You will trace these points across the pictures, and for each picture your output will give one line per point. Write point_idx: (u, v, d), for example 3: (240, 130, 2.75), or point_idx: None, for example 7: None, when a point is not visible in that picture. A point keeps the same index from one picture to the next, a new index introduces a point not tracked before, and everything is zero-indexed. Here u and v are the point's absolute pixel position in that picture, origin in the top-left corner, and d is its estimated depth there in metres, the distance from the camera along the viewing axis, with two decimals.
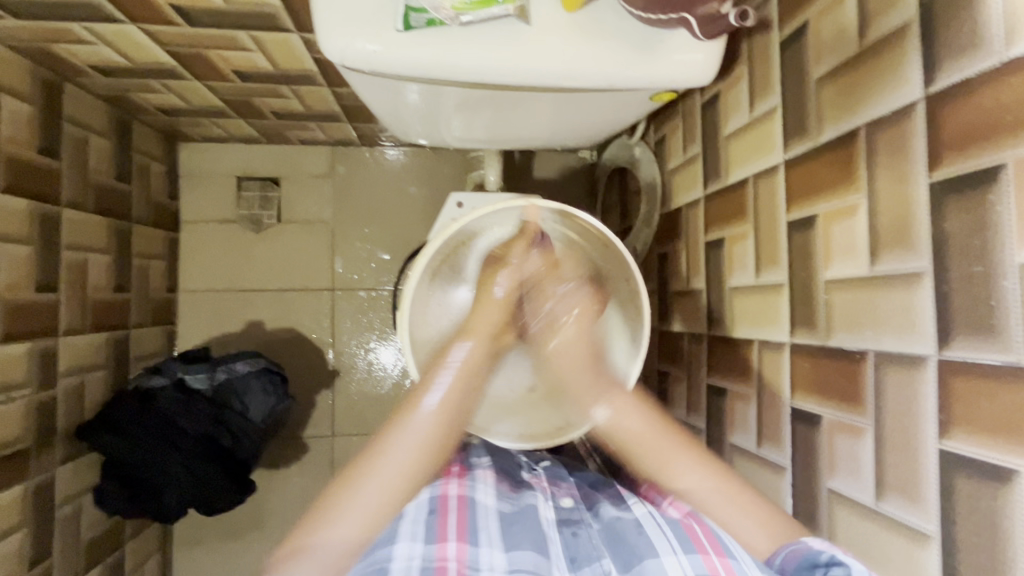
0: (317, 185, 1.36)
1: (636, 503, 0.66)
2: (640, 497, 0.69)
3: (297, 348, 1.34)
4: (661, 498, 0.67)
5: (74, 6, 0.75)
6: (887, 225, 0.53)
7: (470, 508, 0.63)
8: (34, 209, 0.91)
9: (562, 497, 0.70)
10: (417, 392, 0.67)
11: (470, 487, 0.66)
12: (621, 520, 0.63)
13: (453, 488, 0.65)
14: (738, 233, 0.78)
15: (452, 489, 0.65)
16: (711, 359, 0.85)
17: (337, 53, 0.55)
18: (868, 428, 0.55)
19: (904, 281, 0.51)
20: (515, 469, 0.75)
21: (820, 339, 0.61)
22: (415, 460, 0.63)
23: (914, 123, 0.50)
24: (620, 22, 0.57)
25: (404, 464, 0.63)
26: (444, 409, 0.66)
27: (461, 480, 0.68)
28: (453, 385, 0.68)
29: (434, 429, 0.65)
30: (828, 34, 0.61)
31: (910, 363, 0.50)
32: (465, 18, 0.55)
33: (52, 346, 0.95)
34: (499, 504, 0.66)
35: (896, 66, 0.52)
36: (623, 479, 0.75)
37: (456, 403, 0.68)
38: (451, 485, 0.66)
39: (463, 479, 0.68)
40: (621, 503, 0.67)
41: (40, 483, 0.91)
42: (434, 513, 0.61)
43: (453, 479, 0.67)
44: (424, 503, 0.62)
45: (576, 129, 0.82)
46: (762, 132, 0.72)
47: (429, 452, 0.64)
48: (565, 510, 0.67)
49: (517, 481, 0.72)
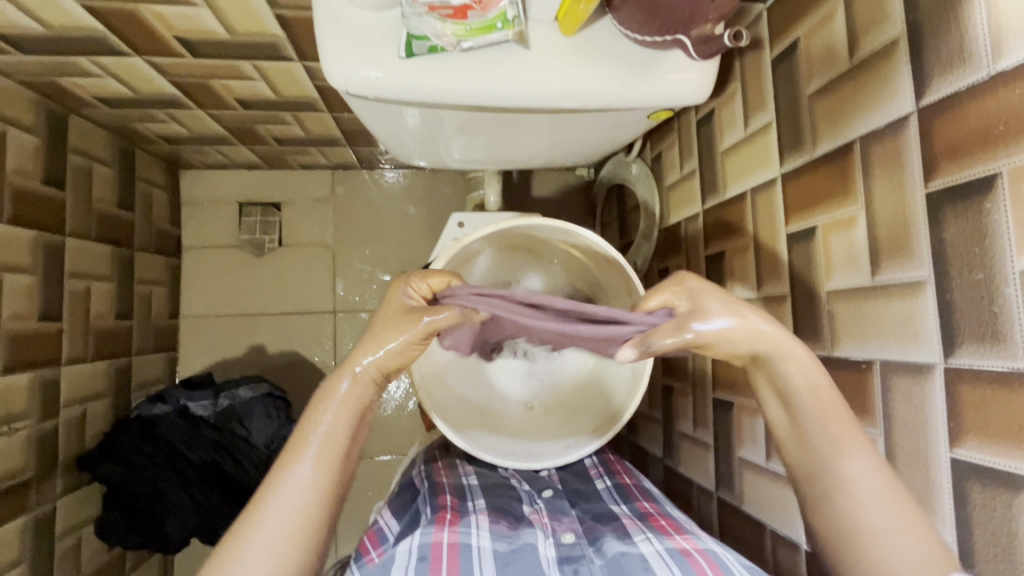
0: (318, 208, 1.37)
1: (643, 537, 0.63)
2: (651, 529, 0.66)
3: (300, 371, 1.34)
4: (674, 533, 0.64)
5: (81, 40, 0.76)
6: (886, 234, 0.53)
7: (462, 553, 0.60)
8: (38, 238, 0.92)
9: (563, 534, 0.68)
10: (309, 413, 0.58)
11: (463, 533, 0.63)
12: (628, 554, 0.60)
13: (446, 536, 0.62)
14: (738, 246, 0.79)
15: (445, 535, 0.62)
16: (716, 373, 0.85)
17: (341, 81, 0.56)
18: (878, 438, 0.55)
19: (907, 290, 0.51)
20: (516, 503, 0.74)
21: (826, 349, 0.61)
22: (301, 516, 0.53)
23: (907, 136, 0.51)
24: (616, 45, 0.59)
25: (289, 525, 0.53)
26: (326, 451, 0.56)
27: (454, 527, 0.64)
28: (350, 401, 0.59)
29: (320, 477, 0.55)
30: (818, 51, 0.62)
31: (916, 372, 0.50)
32: (467, 44, 0.55)
33: (54, 375, 0.95)
34: (494, 544, 0.63)
35: (886, 80, 0.53)
36: (627, 513, 0.72)
37: (342, 440, 0.58)
38: (443, 532, 0.62)
39: (456, 526, 0.64)
40: (626, 537, 0.64)
41: (41, 515, 0.90)
42: (425, 560, 0.58)
43: (446, 527, 0.63)
44: (413, 549, 0.59)
45: (574, 149, 0.84)
46: (758, 147, 0.73)
47: (317, 503, 0.54)
48: (566, 547, 0.66)
49: (517, 518, 0.70)
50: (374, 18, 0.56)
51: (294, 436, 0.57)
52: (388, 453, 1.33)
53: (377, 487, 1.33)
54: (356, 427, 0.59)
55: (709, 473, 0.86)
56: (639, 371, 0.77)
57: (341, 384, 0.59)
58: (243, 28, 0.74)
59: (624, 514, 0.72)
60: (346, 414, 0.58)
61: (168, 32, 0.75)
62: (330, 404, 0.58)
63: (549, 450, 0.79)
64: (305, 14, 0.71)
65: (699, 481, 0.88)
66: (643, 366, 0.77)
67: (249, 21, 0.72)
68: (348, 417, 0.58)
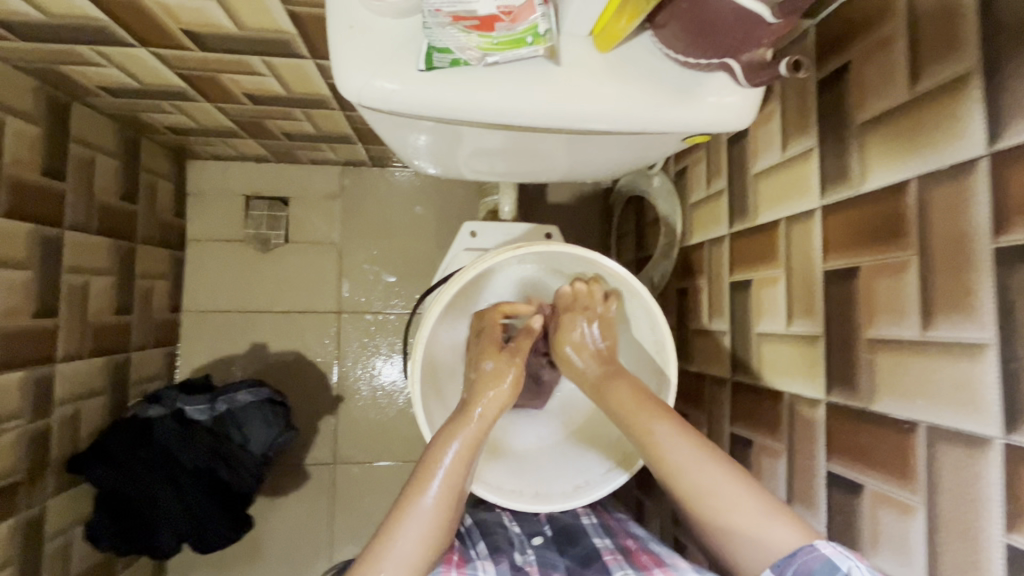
0: (326, 205, 1.33)
1: None
2: (631, 566, 0.65)
3: (301, 372, 1.30)
4: (653, 567, 0.64)
5: (83, 30, 0.72)
6: (943, 288, 0.49)
7: None
8: (35, 232, 0.89)
9: None
10: (436, 442, 0.63)
11: None
12: None
13: None
14: (767, 276, 0.74)
15: None
16: (734, 406, 0.81)
17: (354, 92, 0.52)
18: (919, 506, 0.50)
19: (964, 352, 0.47)
20: (506, 547, 0.70)
21: (862, 401, 0.57)
22: (424, 541, 0.58)
23: (975, 181, 0.46)
24: (655, 63, 0.54)
25: (415, 553, 0.57)
26: (448, 487, 0.61)
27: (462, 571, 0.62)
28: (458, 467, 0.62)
29: (439, 512, 0.59)
30: (873, 77, 0.57)
31: (970, 444, 0.46)
32: (492, 58, 0.51)
33: (48, 373, 0.92)
34: None
35: (953, 118, 0.48)
36: (609, 546, 0.71)
37: (462, 481, 0.62)
38: None
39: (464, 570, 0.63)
40: None
41: (30, 516, 0.88)
42: None
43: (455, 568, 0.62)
44: None
45: (596, 169, 0.78)
46: (796, 175, 0.69)
47: (438, 528, 0.59)
48: None
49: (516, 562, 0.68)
50: (393, 25, 0.51)
51: (426, 459, 0.62)
52: (389, 458, 1.31)
53: (375, 493, 1.31)
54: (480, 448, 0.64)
55: None
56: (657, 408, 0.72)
57: (447, 447, 0.62)
58: (253, 22, 0.70)
59: (607, 548, 0.70)
60: (458, 458, 0.62)
61: (174, 24, 0.71)
62: (446, 450, 0.62)
63: (558, 490, 0.74)
64: (319, 11, 0.66)
65: None
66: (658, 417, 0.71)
67: (259, 16, 0.68)
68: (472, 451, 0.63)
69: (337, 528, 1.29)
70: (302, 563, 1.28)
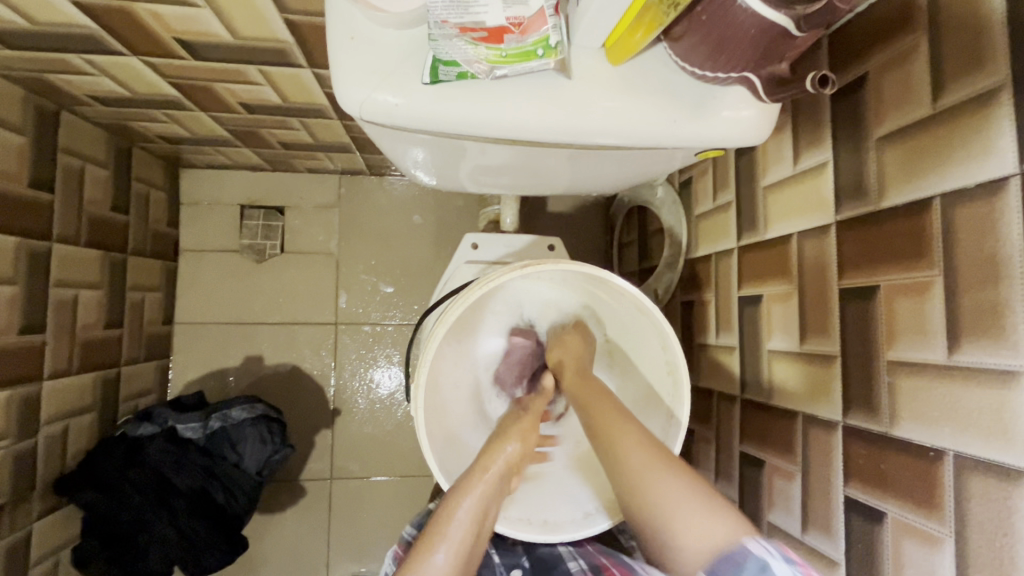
0: (323, 214, 1.31)
1: None
2: None
3: (297, 384, 1.27)
4: None
5: (72, 38, 0.70)
6: (970, 311, 0.47)
7: None
8: (21, 245, 0.86)
9: None
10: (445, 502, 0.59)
11: None
12: None
13: None
14: (779, 292, 0.72)
15: None
16: (744, 425, 0.79)
17: (355, 106, 0.50)
18: (946, 539, 0.48)
19: (994, 378, 0.45)
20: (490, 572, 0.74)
21: (883, 425, 0.55)
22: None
23: (1005, 201, 0.44)
24: (668, 76, 0.52)
25: None
26: (461, 551, 0.55)
27: None
28: (471, 522, 0.57)
29: (453, 573, 0.53)
30: (892, 91, 0.56)
31: (1002, 475, 0.44)
32: (501, 71, 0.48)
33: (34, 391, 0.88)
34: None
35: (982, 135, 0.46)
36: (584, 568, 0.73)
37: (475, 539, 0.57)
38: None
39: None
40: None
41: (14, 541, 0.84)
42: None
43: None
44: None
45: (602, 183, 0.76)
46: (809, 189, 0.67)
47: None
48: None
49: None
50: (396, 37, 0.49)
51: (435, 520, 0.57)
52: (386, 472, 1.28)
53: (373, 509, 1.28)
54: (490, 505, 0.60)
55: None
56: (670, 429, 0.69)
57: (458, 504, 0.58)
58: (249, 32, 0.68)
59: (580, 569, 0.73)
60: (470, 519, 0.57)
61: (167, 33, 0.68)
62: (458, 505, 0.58)
63: (562, 518, 0.72)
64: (317, 20, 0.64)
65: None
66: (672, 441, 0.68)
67: (256, 25, 0.66)
68: (482, 504, 0.59)
69: (333, 546, 1.26)
70: None
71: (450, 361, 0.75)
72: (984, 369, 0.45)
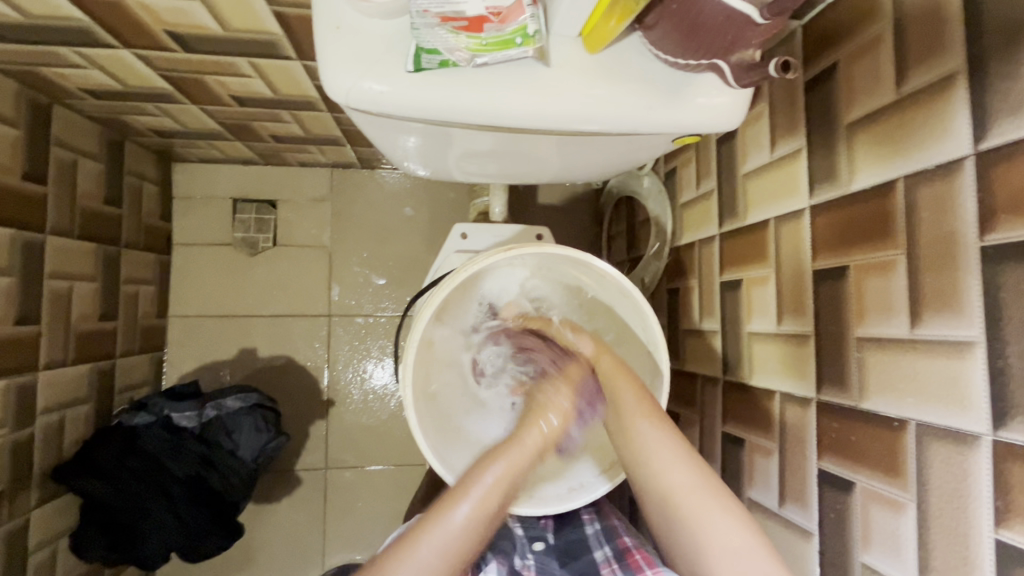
0: (315, 207, 1.32)
1: None
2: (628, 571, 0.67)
3: (291, 376, 1.29)
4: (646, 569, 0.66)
5: (63, 31, 0.71)
6: (930, 286, 0.49)
7: None
8: (16, 237, 0.87)
9: None
10: (475, 467, 0.66)
11: None
12: None
13: None
14: (757, 276, 0.74)
15: None
16: (726, 406, 0.81)
17: (342, 94, 0.51)
18: (909, 504, 0.51)
19: (952, 350, 0.47)
20: (508, 551, 0.75)
21: (853, 399, 0.58)
22: (448, 561, 0.60)
23: (961, 180, 0.47)
24: (644, 64, 0.54)
25: (438, 560, 0.60)
26: (482, 508, 0.63)
27: None
28: (491, 490, 0.64)
29: (468, 530, 0.62)
30: (859, 78, 0.58)
31: (959, 441, 0.46)
32: (482, 59, 0.51)
33: (31, 381, 0.90)
34: None
35: (940, 118, 0.49)
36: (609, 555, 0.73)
37: (493, 509, 0.64)
38: None
39: None
40: None
41: (13, 528, 0.86)
42: None
43: None
44: None
45: (586, 171, 0.78)
46: (784, 175, 0.69)
47: (467, 548, 0.62)
48: None
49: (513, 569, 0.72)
50: (380, 26, 0.51)
51: (461, 482, 0.65)
52: (380, 462, 1.30)
53: (368, 497, 1.30)
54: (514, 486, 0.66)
55: None
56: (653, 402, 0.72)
57: (483, 475, 0.65)
58: (239, 24, 0.69)
59: (605, 558, 0.73)
60: (498, 480, 0.65)
61: (158, 25, 0.69)
62: (483, 476, 0.65)
63: (549, 493, 0.73)
64: (305, 12, 0.66)
65: None
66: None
67: (245, 17, 0.67)
68: (504, 478, 0.65)
69: (329, 534, 1.28)
70: (293, 570, 1.26)
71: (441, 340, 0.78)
72: (943, 341, 0.48)
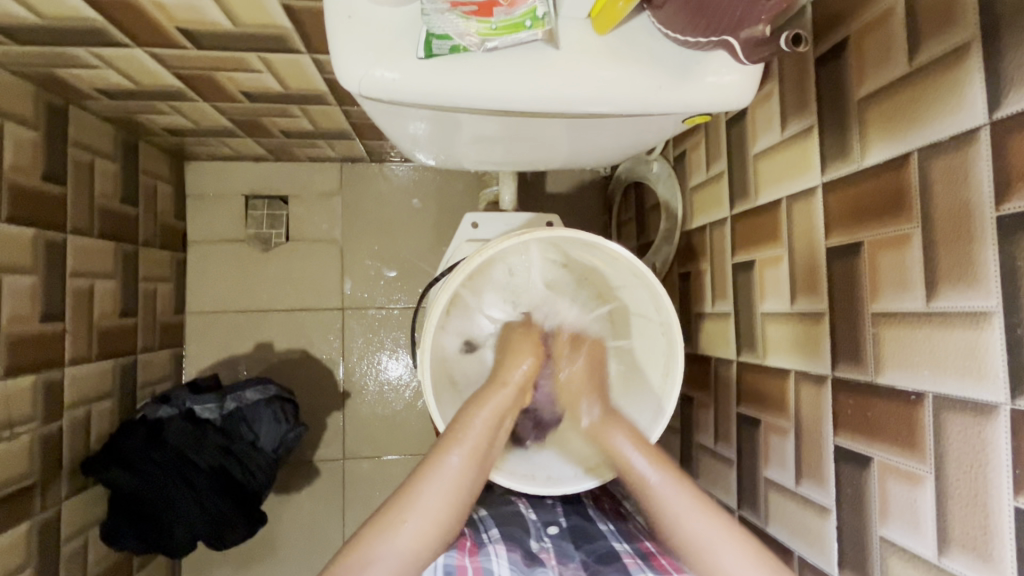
0: (326, 202, 1.33)
1: None
2: (652, 570, 0.66)
3: (306, 368, 1.31)
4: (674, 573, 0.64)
5: (79, 31, 0.72)
6: (946, 259, 0.49)
7: None
8: (38, 236, 0.89)
9: None
10: (462, 412, 0.69)
11: (483, 561, 0.67)
12: None
13: (468, 561, 0.67)
14: (770, 257, 0.74)
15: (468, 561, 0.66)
16: (740, 388, 0.82)
17: (354, 83, 0.52)
18: (927, 476, 0.51)
19: (969, 320, 0.47)
20: (522, 536, 0.75)
21: (869, 375, 0.58)
22: (446, 506, 0.63)
23: (976, 151, 0.46)
24: (653, 44, 0.54)
25: (434, 511, 0.63)
26: (474, 453, 0.66)
27: (474, 556, 0.68)
28: (480, 435, 0.68)
29: (462, 473, 0.65)
30: (871, 53, 0.57)
31: (976, 411, 0.46)
32: (492, 43, 0.51)
33: (57, 376, 0.92)
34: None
35: (953, 89, 0.48)
36: (630, 550, 0.71)
37: (485, 450, 0.68)
38: (465, 559, 0.67)
39: (476, 555, 0.69)
40: None
41: (47, 517, 0.89)
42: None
43: (467, 554, 0.68)
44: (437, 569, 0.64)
45: (597, 154, 0.78)
46: (795, 154, 0.69)
47: (460, 498, 0.64)
48: None
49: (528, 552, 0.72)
50: (390, 14, 0.51)
51: (450, 431, 0.68)
52: (396, 452, 1.32)
53: (385, 487, 1.32)
54: (501, 429, 0.70)
55: (729, 489, 0.83)
56: (669, 375, 0.73)
57: (473, 416, 0.69)
58: (249, 19, 0.70)
59: (626, 551, 0.71)
60: (486, 426, 0.69)
61: (170, 23, 0.70)
62: (470, 423, 0.68)
63: (566, 475, 0.75)
64: (314, 5, 0.66)
65: (720, 497, 0.86)
66: (668, 396, 0.72)
67: (254, 12, 0.68)
68: (492, 423, 0.69)
69: (348, 523, 1.30)
70: (315, 560, 1.29)
71: (450, 325, 0.78)
72: (963, 313, 0.48)
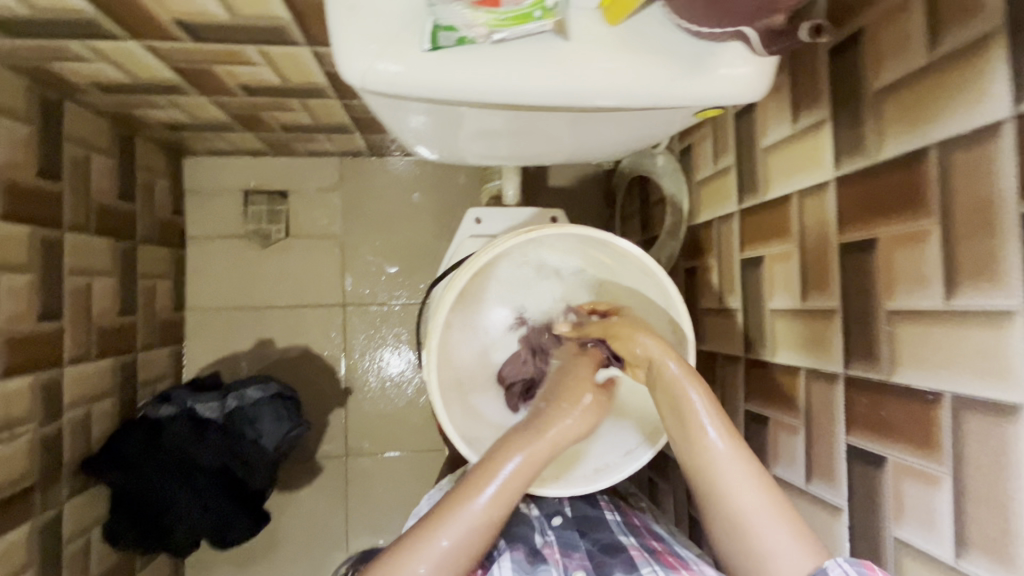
0: (325, 197, 1.32)
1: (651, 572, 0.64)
2: (660, 563, 0.67)
3: (308, 365, 1.30)
4: (680, 567, 0.65)
5: (72, 24, 0.70)
6: (966, 256, 0.48)
7: None
8: (34, 234, 0.87)
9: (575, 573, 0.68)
10: (493, 452, 0.64)
11: None
12: None
13: None
14: (780, 252, 0.73)
15: None
16: (748, 385, 0.81)
17: (357, 76, 0.51)
18: (944, 476, 0.50)
19: (990, 319, 0.46)
20: (525, 534, 0.73)
21: (883, 374, 0.57)
22: (459, 554, 0.58)
23: (1000, 145, 0.45)
24: (664, 35, 0.53)
25: (447, 557, 0.58)
26: (501, 497, 0.60)
27: None
28: (511, 482, 0.61)
29: (484, 521, 0.59)
30: (888, 43, 0.56)
31: (997, 412, 0.45)
32: (500, 35, 0.50)
33: (56, 375, 0.91)
34: None
35: (975, 81, 0.47)
36: (634, 543, 0.72)
37: (513, 495, 0.61)
38: None
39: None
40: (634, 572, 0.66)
41: (48, 518, 0.88)
42: None
43: None
44: None
45: (603, 148, 0.77)
46: (807, 147, 0.67)
47: (474, 546, 0.59)
48: None
49: (532, 549, 0.71)
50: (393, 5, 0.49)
51: (475, 473, 0.62)
52: (399, 448, 1.32)
53: (388, 484, 1.31)
54: (535, 474, 0.63)
55: None
56: None
57: (508, 458, 0.62)
58: (247, 10, 0.68)
59: (631, 544, 0.72)
60: (516, 472, 0.62)
61: (166, 15, 0.69)
62: (497, 471, 0.61)
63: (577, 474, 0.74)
64: None
65: None
66: None
67: (253, 3, 0.66)
68: (525, 468, 0.62)
69: (351, 521, 1.30)
70: (318, 557, 1.28)
71: (457, 325, 0.77)
72: (982, 311, 0.47)
